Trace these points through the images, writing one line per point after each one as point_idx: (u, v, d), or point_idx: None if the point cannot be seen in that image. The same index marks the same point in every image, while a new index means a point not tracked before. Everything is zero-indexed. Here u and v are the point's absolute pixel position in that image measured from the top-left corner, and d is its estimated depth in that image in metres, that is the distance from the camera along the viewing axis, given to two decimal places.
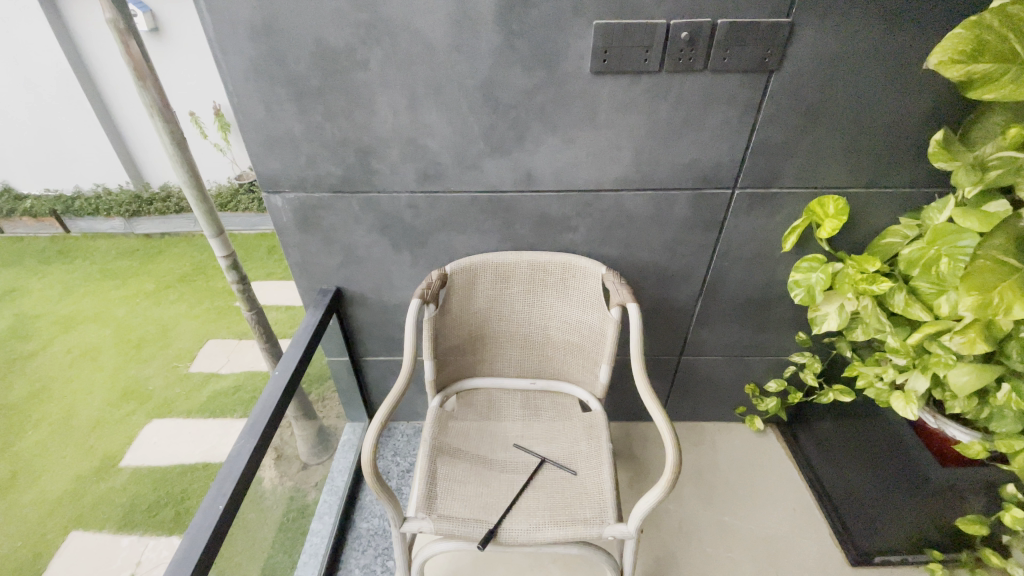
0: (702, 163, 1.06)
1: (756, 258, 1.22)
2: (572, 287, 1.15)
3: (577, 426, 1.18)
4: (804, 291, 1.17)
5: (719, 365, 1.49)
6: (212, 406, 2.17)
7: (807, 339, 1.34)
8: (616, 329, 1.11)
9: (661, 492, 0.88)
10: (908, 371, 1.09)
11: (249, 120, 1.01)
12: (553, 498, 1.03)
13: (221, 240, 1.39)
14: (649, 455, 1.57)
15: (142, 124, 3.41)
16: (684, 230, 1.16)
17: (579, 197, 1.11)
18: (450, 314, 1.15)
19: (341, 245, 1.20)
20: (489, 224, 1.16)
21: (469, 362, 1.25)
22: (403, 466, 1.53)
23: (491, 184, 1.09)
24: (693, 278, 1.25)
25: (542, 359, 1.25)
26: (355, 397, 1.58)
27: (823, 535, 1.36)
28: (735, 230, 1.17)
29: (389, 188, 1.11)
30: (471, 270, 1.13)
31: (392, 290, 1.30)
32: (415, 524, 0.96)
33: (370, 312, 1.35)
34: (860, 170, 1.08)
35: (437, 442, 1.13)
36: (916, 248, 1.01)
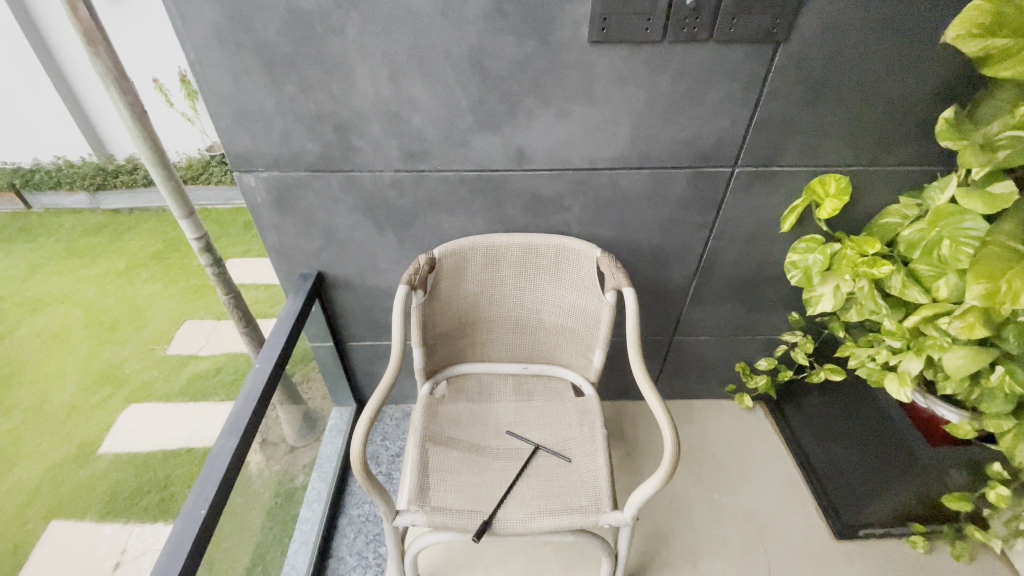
0: (702, 140, 1.01)
1: (754, 238, 1.18)
2: (566, 270, 1.10)
3: (570, 411, 1.17)
4: (801, 272, 1.14)
5: (710, 345, 1.48)
6: (192, 389, 2.11)
7: (800, 318, 1.33)
8: (611, 313, 1.08)
9: (659, 482, 0.86)
10: (902, 353, 1.08)
11: (215, 92, 0.93)
12: (548, 486, 1.01)
13: (192, 221, 1.31)
14: (641, 434, 1.57)
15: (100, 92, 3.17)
16: (682, 210, 1.12)
17: (572, 176, 1.05)
18: (439, 300, 1.11)
19: (321, 226, 1.13)
20: (478, 204, 1.10)
21: (459, 348, 1.21)
22: (393, 450, 1.50)
23: (481, 162, 1.03)
24: (688, 258, 1.22)
25: (534, 344, 1.22)
26: (340, 381, 1.53)
27: (809, 509, 1.39)
28: (734, 209, 1.13)
29: (371, 166, 1.03)
30: (460, 254, 1.08)
31: (376, 274, 1.24)
32: (407, 517, 0.94)
33: (353, 296, 1.29)
34: (863, 146, 1.04)
35: (428, 431, 1.10)
36: (916, 230, 1.01)
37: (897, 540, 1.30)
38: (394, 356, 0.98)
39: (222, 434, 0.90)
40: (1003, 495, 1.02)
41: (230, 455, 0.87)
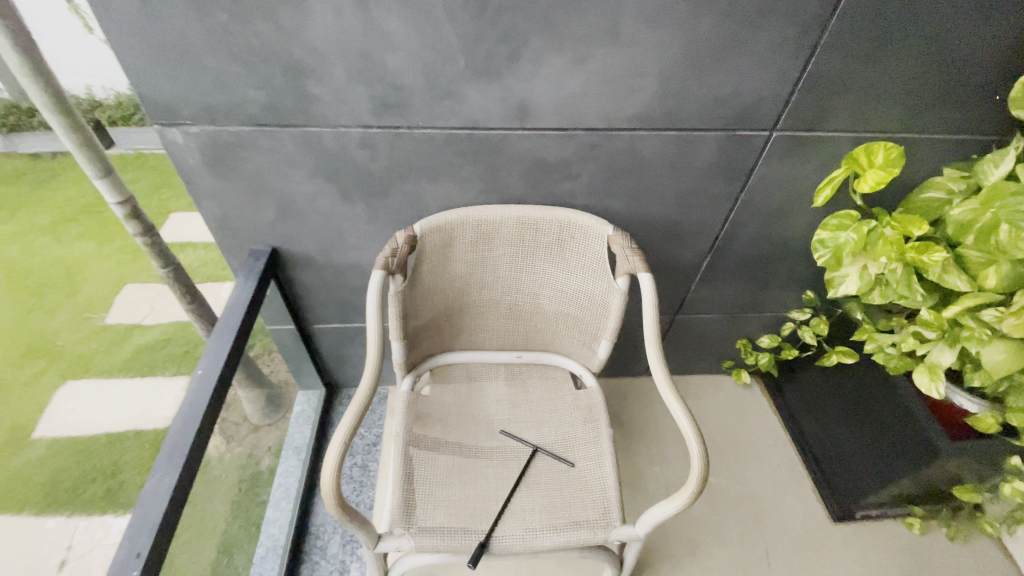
0: (741, 97, 0.84)
1: (780, 211, 1.05)
2: (570, 251, 0.94)
3: (569, 405, 1.04)
4: (830, 252, 1.02)
5: (714, 322, 1.37)
6: (137, 363, 1.85)
7: (815, 298, 1.23)
8: (622, 301, 0.94)
9: (683, 503, 0.75)
10: (932, 343, 0.98)
11: (117, 16, 0.69)
12: (550, 497, 0.90)
13: (111, 181, 1.06)
14: (636, 415, 1.49)
15: None
16: (706, 179, 0.96)
17: (584, 138, 0.87)
18: (421, 285, 0.93)
19: (273, 193, 0.92)
20: (468, 170, 0.91)
21: (444, 337, 1.05)
22: (369, 439, 1.36)
23: (473, 119, 0.83)
24: (705, 233, 1.07)
25: (530, 331, 1.07)
26: (306, 365, 1.36)
27: (805, 491, 1.34)
28: (764, 179, 0.98)
29: (334, 121, 0.82)
30: (446, 231, 0.90)
31: (344, 250, 1.04)
32: (393, 542, 0.81)
33: (318, 275, 1.09)
34: (918, 110, 0.90)
35: (410, 435, 0.96)
36: (967, 210, 0.88)
37: (893, 521, 1.28)
38: (370, 358, 0.81)
39: (159, 466, 0.72)
40: (1020, 491, 0.96)
41: (170, 488, 0.70)
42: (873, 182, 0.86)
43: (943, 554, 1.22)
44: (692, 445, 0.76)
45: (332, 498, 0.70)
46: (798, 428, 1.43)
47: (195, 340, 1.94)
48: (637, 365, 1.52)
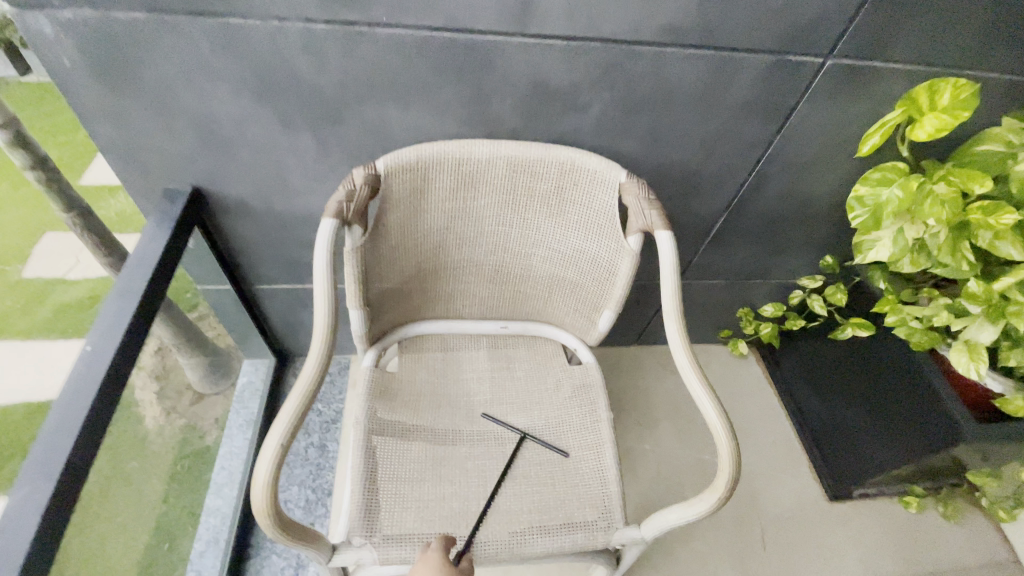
0: (799, 8, 0.66)
1: (815, 162, 0.89)
2: (573, 201, 0.77)
3: (562, 383, 0.89)
4: (868, 212, 0.88)
5: (717, 289, 1.24)
6: (62, 323, 1.26)
7: (833, 264, 1.10)
8: (632, 263, 0.78)
9: (706, 510, 0.62)
10: (971, 318, 0.87)
11: None
12: (540, 493, 0.76)
13: None
14: (625, 389, 1.36)
15: None
16: (739, 119, 0.79)
17: (599, 55, 0.68)
18: (386, 239, 0.74)
19: (190, 113, 0.70)
20: (448, 92, 0.71)
21: (415, 303, 0.87)
22: (327, 417, 1.19)
23: (456, 19, 0.63)
24: (726, 187, 0.91)
25: (518, 297, 0.90)
26: (251, 331, 1.16)
27: (802, 469, 1.26)
28: (804, 121, 0.82)
29: (266, 11, 0.60)
30: (419, 170, 0.71)
31: (290, 194, 0.83)
32: (351, 555, 0.67)
33: (258, 226, 0.88)
34: (996, 40, 0.75)
35: (373, 420, 0.79)
36: None
37: (890, 500, 1.22)
38: (318, 333, 0.62)
39: (25, 479, 0.53)
40: None
41: (41, 506, 0.52)
42: (930, 129, 0.73)
43: (940, 534, 1.17)
44: (721, 443, 0.63)
45: (266, 514, 0.54)
46: (795, 403, 1.35)
47: None
48: (629, 335, 1.38)
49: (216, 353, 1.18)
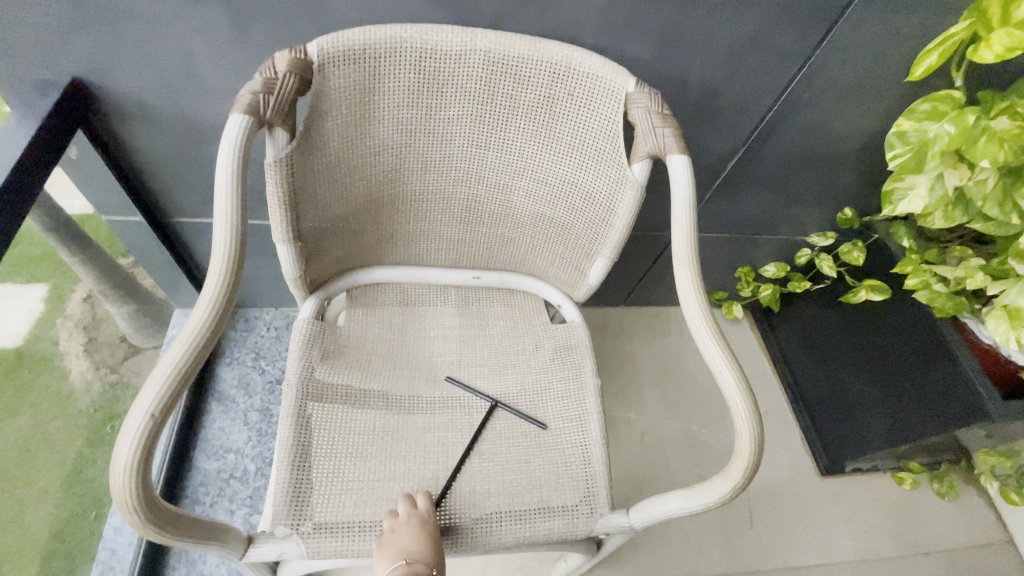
0: None
1: (852, 89, 0.75)
2: (566, 116, 0.61)
3: (543, 344, 0.75)
4: (910, 151, 0.74)
5: (717, 244, 1.11)
6: None
7: (852, 218, 0.98)
8: (637, 199, 0.63)
9: (716, 501, 0.51)
10: (1012, 280, 0.76)
11: None
12: (511, 471, 0.64)
13: None
14: (611, 352, 1.25)
15: None
16: (774, 21, 0.64)
17: None
18: (324, 153, 0.58)
19: None
20: None
21: (366, 243, 0.71)
22: (272, 376, 1.04)
23: None
24: (746, 116, 0.77)
25: (494, 242, 0.75)
26: (181, 276, 0.99)
27: (794, 442, 1.18)
28: (850, 31, 0.67)
29: None
30: (364, 60, 0.54)
31: (209, 94, 0.66)
32: (272, 548, 0.53)
33: (171, 137, 0.71)
34: None
35: (311, 384, 0.64)
36: None
37: (883, 475, 1.15)
38: (216, 266, 0.46)
39: None
40: None
41: None
42: (999, 50, 0.61)
43: (932, 510, 1.11)
44: (739, 419, 0.51)
45: (133, 505, 0.39)
46: (790, 372, 1.25)
47: None
48: (617, 293, 1.26)
49: (155, 309, 1.02)
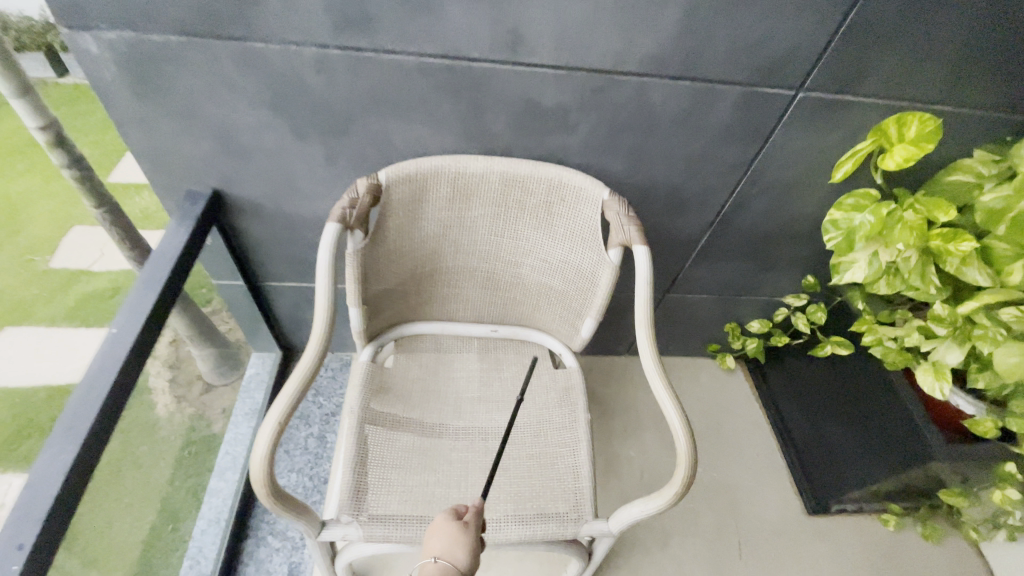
0: (771, 45, 0.72)
1: (793, 186, 0.95)
2: (560, 215, 0.82)
3: (546, 386, 0.94)
4: (841, 235, 0.92)
5: (705, 303, 1.28)
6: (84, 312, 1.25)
7: (816, 284, 1.15)
8: (612, 275, 0.83)
9: (665, 503, 0.68)
10: (939, 340, 0.91)
11: None
12: (517, 485, 0.82)
13: (28, 104, 0.86)
14: (616, 396, 1.41)
15: None
16: (719, 143, 0.85)
17: (584, 81, 0.74)
18: (385, 243, 0.81)
19: (212, 122, 0.77)
20: (445, 110, 0.77)
21: (411, 304, 0.94)
22: (327, 409, 1.26)
23: (453, 45, 0.70)
24: (709, 206, 0.97)
25: (508, 303, 0.96)
26: (258, 326, 1.23)
27: (783, 483, 1.28)
28: (782, 147, 0.87)
29: (281, 35, 0.67)
30: (416, 182, 0.77)
31: (300, 198, 0.90)
32: (338, 530, 0.72)
33: (272, 225, 0.96)
34: (964, 79, 0.79)
35: (368, 411, 0.85)
36: (1000, 197, 0.79)
37: (868, 517, 1.24)
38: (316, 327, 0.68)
39: (54, 442, 0.60)
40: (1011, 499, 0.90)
41: (66, 468, 0.58)
42: (900, 159, 0.79)
43: (917, 551, 1.20)
44: (679, 441, 0.69)
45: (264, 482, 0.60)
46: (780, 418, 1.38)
47: None
48: (621, 343, 1.44)
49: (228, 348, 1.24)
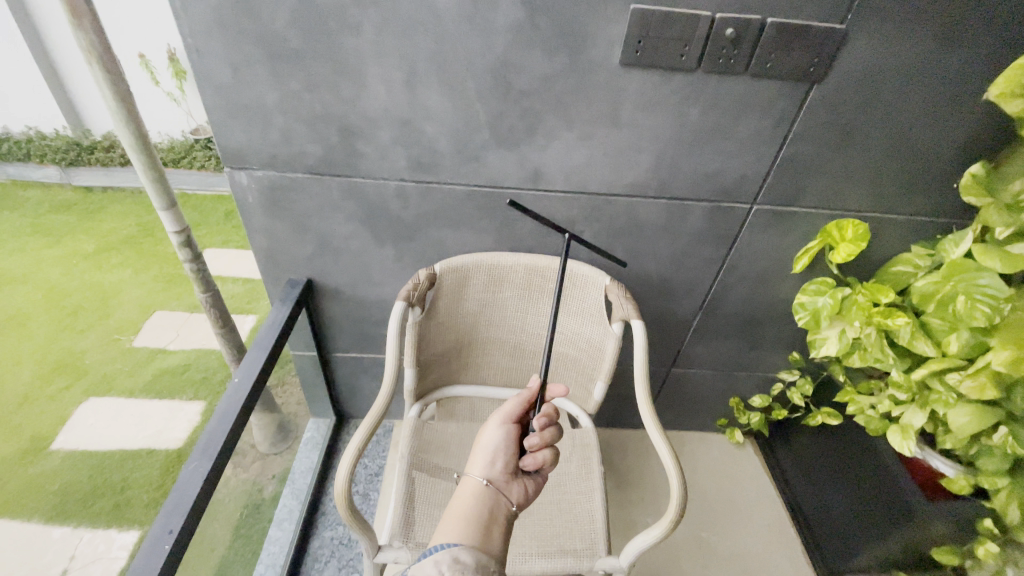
0: (725, 174, 0.98)
1: (764, 275, 1.17)
2: (572, 297, 1.05)
3: (565, 443, 1.10)
4: (809, 314, 1.10)
5: (707, 379, 1.44)
6: (208, 390, 1.81)
7: (801, 359, 1.32)
8: (617, 344, 1.02)
9: (666, 526, 0.84)
10: (907, 405, 1.06)
11: (210, 83, 0.84)
12: (541, 525, 0.96)
13: (173, 213, 1.15)
14: (632, 466, 1.53)
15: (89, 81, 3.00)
16: (695, 243, 1.09)
17: (588, 200, 1.01)
18: (436, 318, 1.04)
19: (317, 231, 1.06)
20: (485, 222, 1.05)
21: (453, 370, 1.15)
22: (372, 469, 1.43)
23: (493, 179, 0.98)
24: (696, 292, 1.19)
25: (532, 370, 1.16)
26: (320, 392, 1.45)
27: (794, 553, 1.35)
28: (748, 245, 1.10)
29: (375, 174, 0.97)
30: (462, 272, 1.02)
31: (371, 285, 1.17)
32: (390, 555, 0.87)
33: (346, 307, 1.22)
34: (883, 195, 1.03)
35: (415, 457, 1.02)
36: (929, 282, 0.97)
37: None
38: (387, 375, 0.95)
39: (194, 458, 0.78)
40: (991, 551, 0.96)
41: (203, 480, 0.76)
42: (843, 255, 0.99)
43: None
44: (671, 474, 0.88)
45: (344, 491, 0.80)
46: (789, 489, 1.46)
47: (214, 367, 1.90)
48: (635, 417, 1.58)
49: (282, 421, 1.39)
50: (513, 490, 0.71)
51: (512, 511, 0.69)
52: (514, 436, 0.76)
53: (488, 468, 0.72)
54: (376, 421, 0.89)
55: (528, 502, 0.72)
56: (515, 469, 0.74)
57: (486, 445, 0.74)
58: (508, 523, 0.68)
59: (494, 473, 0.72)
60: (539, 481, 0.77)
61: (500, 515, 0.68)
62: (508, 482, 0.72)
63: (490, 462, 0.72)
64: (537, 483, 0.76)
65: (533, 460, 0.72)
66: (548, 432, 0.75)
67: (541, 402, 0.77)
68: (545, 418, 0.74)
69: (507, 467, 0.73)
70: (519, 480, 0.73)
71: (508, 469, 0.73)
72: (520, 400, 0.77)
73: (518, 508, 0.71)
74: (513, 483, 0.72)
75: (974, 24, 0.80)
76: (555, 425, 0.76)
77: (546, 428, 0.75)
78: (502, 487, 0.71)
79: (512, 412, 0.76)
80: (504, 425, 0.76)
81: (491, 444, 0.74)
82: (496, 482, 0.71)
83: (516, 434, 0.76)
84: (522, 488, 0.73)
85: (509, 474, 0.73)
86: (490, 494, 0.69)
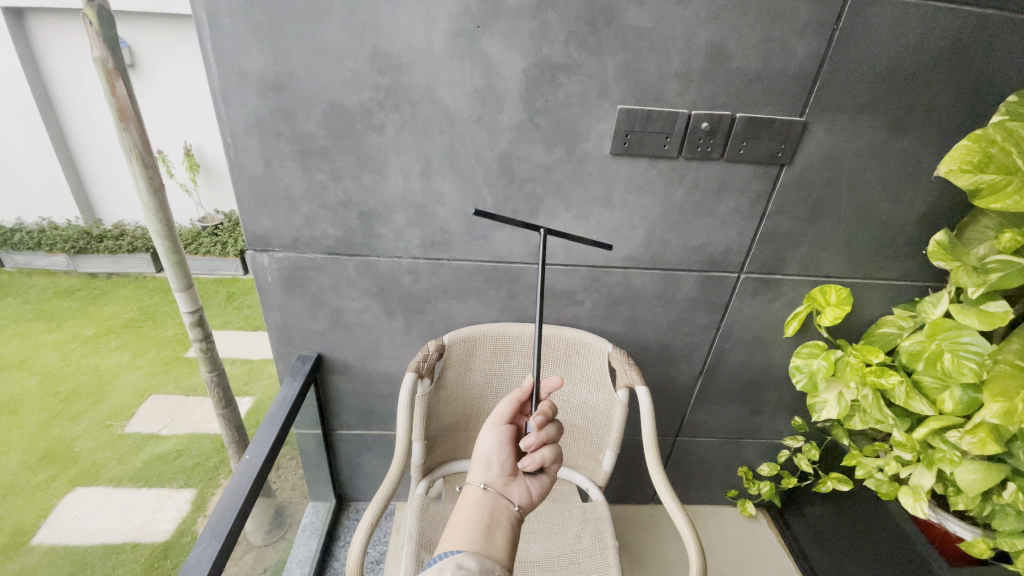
0: (712, 247, 1.06)
1: (758, 339, 1.22)
2: (576, 365, 1.09)
3: (576, 518, 1.07)
4: (806, 376, 1.13)
5: (713, 448, 1.44)
6: (196, 475, 1.73)
7: (803, 424, 1.32)
8: (623, 412, 1.05)
9: None
10: (913, 465, 1.06)
11: (243, 175, 0.93)
12: None
13: (188, 294, 1.13)
14: (644, 545, 1.46)
15: (107, 172, 3.27)
16: (689, 311, 1.16)
17: (587, 273, 1.09)
18: (444, 388, 1.06)
19: (333, 308, 1.11)
20: (491, 294, 1.11)
21: (461, 442, 1.14)
22: (372, 557, 1.37)
23: (499, 255, 1.05)
24: (694, 358, 1.23)
25: None
26: (321, 473, 1.41)
27: None
28: (739, 311, 1.17)
29: (389, 252, 1.04)
30: (470, 342, 1.06)
31: (379, 358, 1.20)
32: None
33: (352, 380, 1.24)
34: (860, 262, 1.11)
35: (424, 538, 0.96)
36: (915, 341, 1.02)
37: None
38: (399, 450, 0.96)
39: (203, 538, 0.77)
40: None
41: (211, 562, 0.74)
42: (831, 318, 1.04)
43: None
44: (690, 546, 0.87)
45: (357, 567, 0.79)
46: (811, 568, 1.39)
47: (207, 453, 1.82)
48: (644, 490, 1.54)
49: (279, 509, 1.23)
50: (514, 491, 0.66)
51: (514, 513, 0.64)
52: (510, 438, 0.71)
53: (485, 474, 0.67)
54: (386, 495, 0.88)
55: (533, 506, 0.67)
56: (516, 470, 0.69)
57: (481, 450, 0.70)
58: (514, 528, 0.63)
59: (492, 477, 0.67)
60: (547, 483, 0.71)
61: (503, 519, 0.63)
62: (508, 484, 0.67)
63: (486, 467, 0.68)
64: (543, 485, 0.70)
65: (532, 460, 0.67)
66: (545, 430, 0.69)
67: (535, 399, 0.71)
68: (541, 414, 0.68)
69: (505, 469, 0.68)
70: (520, 481, 0.68)
71: (508, 471, 0.68)
72: (511, 402, 0.72)
73: (521, 510, 0.66)
74: (514, 485, 0.67)
75: (912, 116, 0.93)
76: (552, 421, 0.70)
77: (544, 426, 0.69)
78: (501, 490, 0.66)
79: (505, 414, 0.72)
80: (499, 428, 0.71)
81: (487, 448, 0.69)
82: (495, 485, 0.66)
83: (511, 435, 0.71)
84: (525, 490, 0.68)
85: (508, 476, 0.68)
86: (490, 499, 0.64)
